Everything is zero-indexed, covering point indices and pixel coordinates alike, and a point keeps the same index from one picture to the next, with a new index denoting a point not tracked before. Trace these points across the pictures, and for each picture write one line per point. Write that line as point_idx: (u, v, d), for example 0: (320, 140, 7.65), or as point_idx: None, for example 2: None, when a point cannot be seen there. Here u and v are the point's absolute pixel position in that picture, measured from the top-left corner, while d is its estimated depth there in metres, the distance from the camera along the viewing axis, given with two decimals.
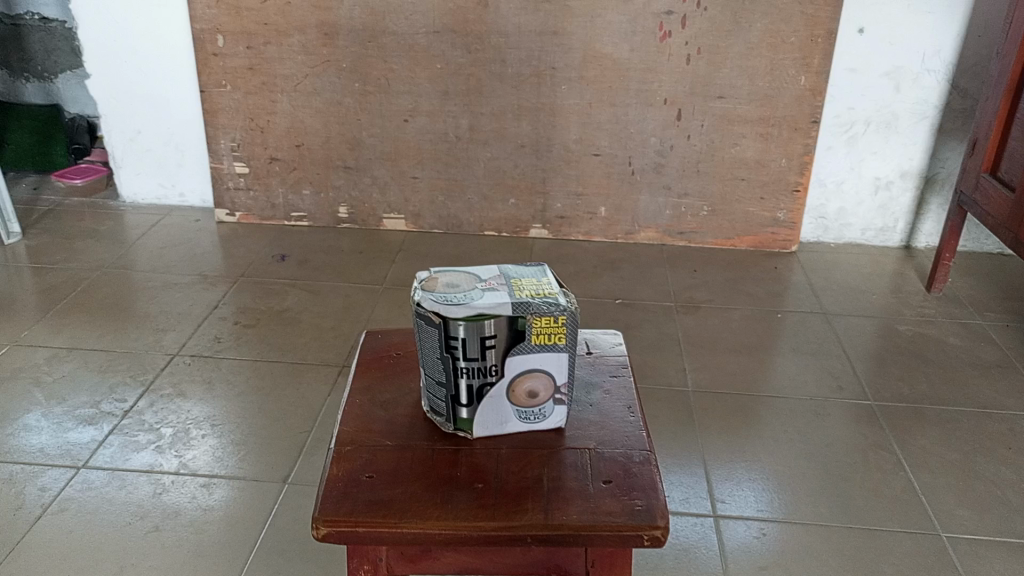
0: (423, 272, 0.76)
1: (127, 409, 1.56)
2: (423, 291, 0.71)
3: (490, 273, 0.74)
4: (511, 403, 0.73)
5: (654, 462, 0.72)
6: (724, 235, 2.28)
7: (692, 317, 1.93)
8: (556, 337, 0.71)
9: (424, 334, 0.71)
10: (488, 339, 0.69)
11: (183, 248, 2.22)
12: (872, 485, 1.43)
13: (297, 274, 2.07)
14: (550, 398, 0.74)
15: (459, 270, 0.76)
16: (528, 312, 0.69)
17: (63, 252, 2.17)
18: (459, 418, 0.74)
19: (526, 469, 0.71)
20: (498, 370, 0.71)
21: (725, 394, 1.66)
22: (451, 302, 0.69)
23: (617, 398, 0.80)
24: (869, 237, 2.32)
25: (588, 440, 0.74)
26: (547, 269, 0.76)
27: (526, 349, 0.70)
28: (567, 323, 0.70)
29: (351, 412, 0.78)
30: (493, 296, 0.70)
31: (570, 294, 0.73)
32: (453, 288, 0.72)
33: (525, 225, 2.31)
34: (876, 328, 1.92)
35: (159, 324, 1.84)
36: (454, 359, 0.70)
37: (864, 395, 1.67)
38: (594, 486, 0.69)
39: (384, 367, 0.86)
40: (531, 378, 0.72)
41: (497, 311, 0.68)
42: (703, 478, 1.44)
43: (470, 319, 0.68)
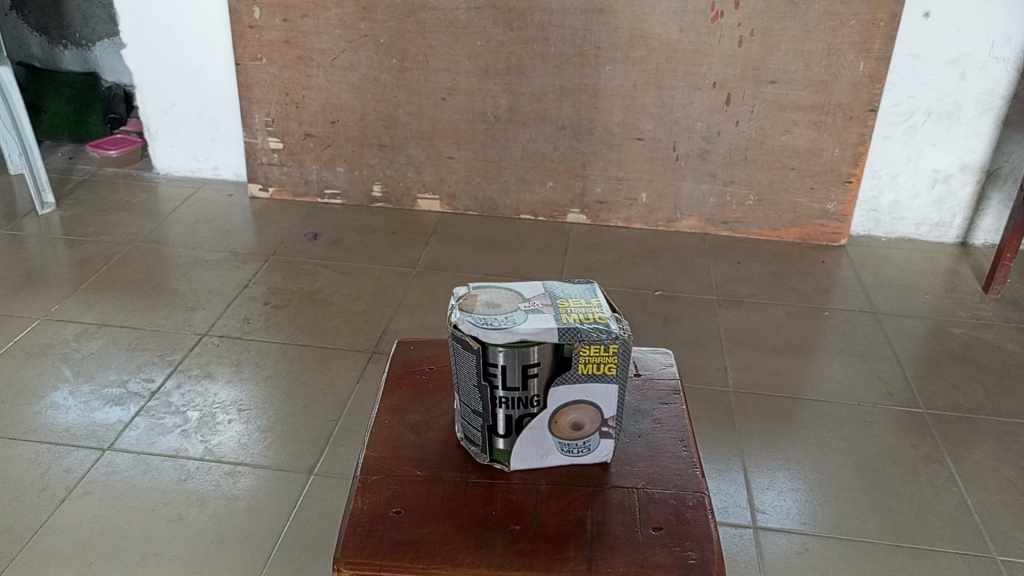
0: (461, 288, 0.71)
1: (154, 390, 1.52)
2: (461, 311, 0.66)
3: (534, 291, 0.69)
4: (553, 435, 0.68)
5: (708, 507, 0.67)
6: (770, 226, 2.19)
7: (735, 312, 1.86)
8: (605, 367, 0.65)
9: (460, 358, 0.67)
10: (530, 368, 0.64)
11: (215, 224, 2.19)
12: (923, 501, 1.35)
13: (328, 254, 2.03)
14: (596, 431, 0.69)
15: (500, 286, 0.71)
16: (577, 339, 0.64)
17: (96, 225, 2.15)
18: (495, 450, 0.69)
19: (568, 510, 0.66)
20: (540, 400, 0.66)
21: (768, 395, 1.59)
22: (491, 326, 0.64)
23: (668, 430, 0.75)
24: (924, 233, 2.21)
25: (637, 478, 0.69)
26: (596, 287, 0.71)
27: (571, 378, 0.66)
28: (619, 351, 0.65)
29: (378, 436, 0.74)
30: (537, 320, 0.65)
31: (624, 318, 0.68)
32: (494, 308, 0.67)
33: (562, 209, 2.24)
34: (929, 330, 1.83)
35: (189, 302, 1.81)
36: (492, 388, 0.66)
37: (915, 402, 1.59)
38: (643, 533, 0.64)
39: (416, 384, 0.81)
40: (576, 409, 0.67)
41: (542, 338, 0.63)
42: (742, 484, 1.37)
43: (512, 345, 0.63)
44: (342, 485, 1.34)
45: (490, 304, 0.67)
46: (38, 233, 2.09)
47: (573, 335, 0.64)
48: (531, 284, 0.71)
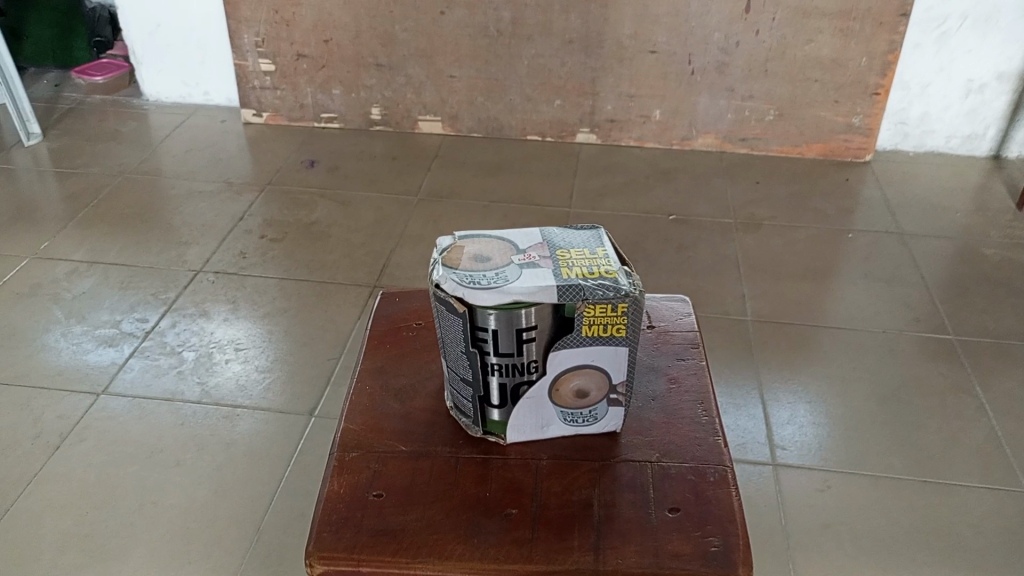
0: (447, 238, 0.63)
1: (148, 329, 1.47)
2: (444, 267, 0.59)
3: (530, 241, 0.61)
4: (554, 404, 0.62)
5: (731, 483, 0.61)
6: (791, 142, 2.07)
7: (753, 236, 1.77)
8: (613, 329, 0.58)
9: (445, 321, 0.60)
10: (525, 333, 0.58)
11: (208, 153, 2.09)
12: (950, 433, 1.28)
13: (326, 182, 1.95)
14: (603, 398, 0.62)
15: (493, 234, 0.63)
16: (579, 298, 0.56)
17: (84, 157, 2.07)
18: (488, 421, 0.63)
19: (573, 490, 0.60)
20: (538, 366, 0.60)
21: (788, 323, 1.52)
22: (478, 285, 0.57)
23: (685, 393, 0.68)
24: (954, 146, 2.09)
25: (650, 450, 0.63)
26: (602, 235, 0.63)
27: (573, 341, 0.59)
28: (629, 311, 0.58)
29: (357, 405, 0.68)
30: (532, 277, 0.57)
31: (636, 272, 0.60)
32: (483, 262, 0.59)
33: (571, 129, 2.13)
34: (958, 251, 1.74)
35: (182, 237, 1.74)
36: (482, 354, 0.59)
37: (944, 329, 1.50)
38: (657, 517, 0.58)
39: (401, 343, 0.75)
40: (579, 375, 0.61)
41: (538, 299, 0.56)
42: (761, 418, 1.30)
43: (502, 307, 0.56)
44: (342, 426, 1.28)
45: (479, 258, 0.60)
46: (25, 167, 2.01)
47: (574, 294, 0.56)
48: (529, 232, 0.64)
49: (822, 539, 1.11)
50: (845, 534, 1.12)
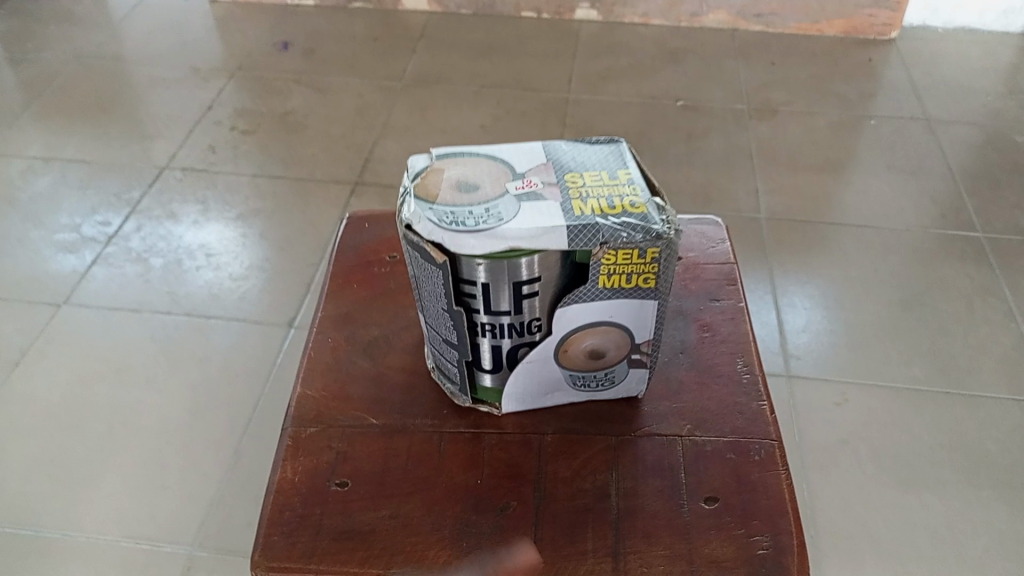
0: (421, 160, 0.51)
1: (111, 234, 1.35)
2: (418, 201, 0.47)
3: (531, 164, 0.50)
4: (562, 367, 0.52)
5: (780, 464, 0.51)
6: (810, 18, 1.90)
7: (767, 124, 1.63)
8: (640, 279, 0.47)
9: (421, 270, 0.48)
10: (525, 288, 0.47)
11: (172, 34, 1.91)
12: (977, 340, 1.19)
13: (302, 67, 1.78)
14: (622, 359, 0.52)
15: (480, 153, 0.51)
16: (597, 241, 0.45)
17: (35, 40, 1.88)
18: (478, 386, 0.53)
19: (585, 475, 0.51)
20: (542, 325, 0.49)
21: (804, 221, 1.40)
22: (463, 226, 0.45)
23: (722, 348, 0.58)
24: (986, 22, 1.92)
25: (681, 420, 0.54)
26: (625, 154, 0.51)
27: (587, 295, 0.48)
28: (660, 257, 0.46)
29: (318, 365, 0.58)
30: (533, 215, 0.45)
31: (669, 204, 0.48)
32: (469, 195, 0.47)
33: (570, 5, 1.94)
34: (988, 138, 1.61)
35: (147, 130, 1.60)
36: (470, 312, 0.48)
37: (971, 225, 1.40)
38: (691, 510, 0.48)
39: (371, 284, 0.65)
40: (593, 335, 0.50)
41: (543, 245, 0.44)
42: (774, 326, 1.21)
43: (494, 257, 0.45)
44: None
45: (464, 187, 0.48)
46: None
47: (589, 238, 0.45)
48: (529, 151, 0.51)
49: (838, 456, 1.04)
50: (865, 451, 1.05)
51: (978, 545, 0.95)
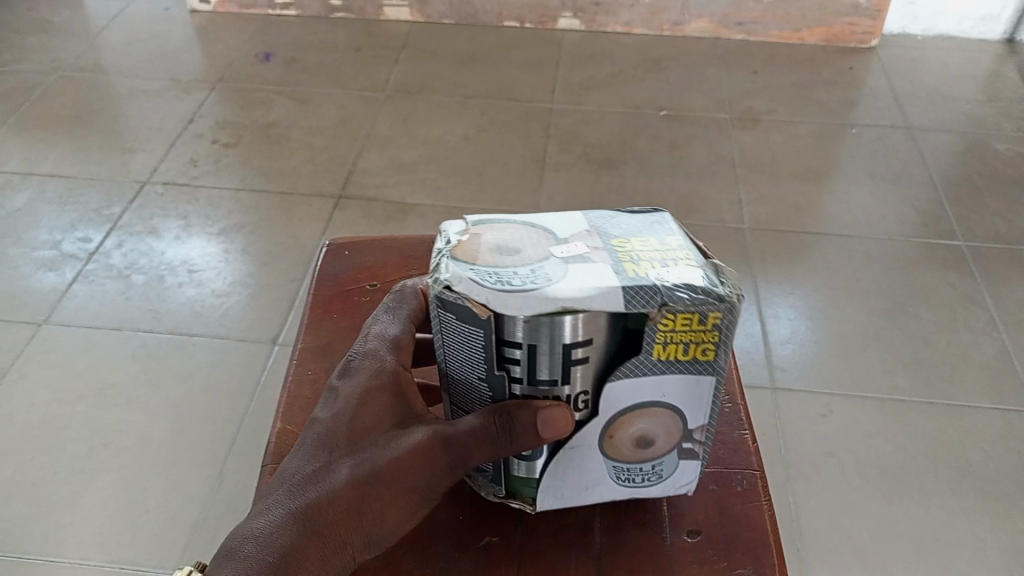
0: (454, 222, 0.46)
1: (92, 250, 1.34)
2: (455, 260, 0.42)
3: (574, 228, 0.45)
4: (604, 456, 0.46)
5: (760, 494, 0.51)
6: (792, 26, 1.91)
7: (750, 133, 1.63)
8: (698, 349, 0.42)
9: (454, 337, 0.43)
10: (576, 353, 0.41)
11: (152, 44, 1.90)
12: (959, 349, 1.20)
13: (284, 78, 1.77)
14: (671, 448, 0.46)
15: (517, 217, 0.46)
16: (655, 302, 0.40)
17: (12, 51, 1.86)
18: (512, 476, 0.47)
19: (567, 509, 0.50)
20: (588, 402, 0.44)
21: (788, 230, 1.41)
22: (508, 285, 0.40)
23: None
24: (965, 29, 1.94)
25: None
26: (671, 219, 0.47)
27: (636, 368, 0.42)
28: (721, 323, 0.41)
29: (297, 399, 0.58)
30: (585, 274, 0.40)
31: (730, 269, 0.43)
32: (512, 256, 0.42)
33: (552, 14, 1.94)
34: (968, 145, 1.62)
35: (127, 142, 1.58)
36: (510, 383, 0.43)
37: (953, 234, 1.40)
38: (673, 543, 0.48)
39: (351, 313, 0.65)
40: (642, 418, 0.45)
41: (598, 304, 0.39)
42: (758, 337, 1.21)
43: (543, 317, 0.39)
44: None
45: (505, 249, 0.43)
46: None
47: (646, 299, 0.40)
48: (568, 216, 0.47)
49: (825, 469, 1.04)
50: (850, 463, 1.05)
51: (964, 556, 0.96)
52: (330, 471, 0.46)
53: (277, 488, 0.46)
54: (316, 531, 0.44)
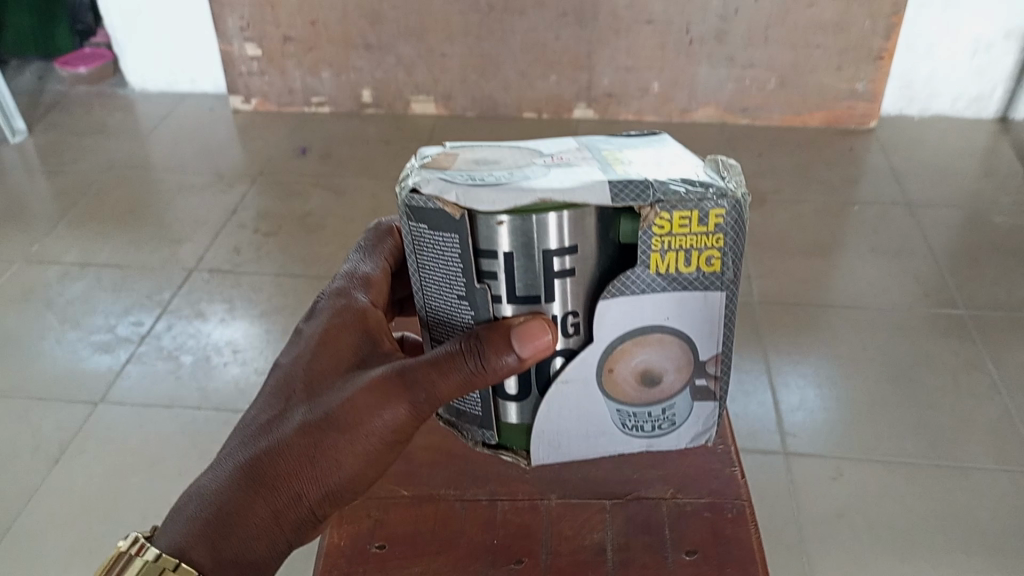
0: (438, 149, 0.52)
1: (144, 333, 1.44)
2: (429, 170, 0.47)
3: (559, 150, 0.51)
4: (612, 397, 0.53)
5: (750, 518, 0.57)
6: (794, 111, 2.02)
7: (757, 212, 1.73)
8: (698, 254, 0.48)
9: (432, 249, 0.48)
10: (555, 262, 0.47)
11: (198, 142, 2.05)
12: (964, 412, 1.25)
13: (319, 170, 1.91)
14: (674, 381, 0.53)
15: (504, 145, 0.52)
16: (648, 198, 0.45)
17: (71, 152, 2.02)
18: (504, 424, 0.55)
19: (585, 533, 0.57)
20: (579, 326, 0.50)
21: (796, 303, 1.48)
22: (482, 184, 0.45)
23: None
24: (960, 109, 2.05)
25: (665, 484, 0.60)
26: (663, 143, 0.52)
27: (640, 282, 0.49)
28: (723, 225, 0.47)
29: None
30: (563, 177, 0.46)
31: (737, 175, 0.50)
32: (490, 168, 0.48)
33: (568, 105, 2.08)
34: (967, 219, 1.70)
35: (176, 233, 1.71)
36: (493, 298, 0.49)
37: (954, 302, 1.47)
38: (675, 560, 0.55)
39: None
40: (643, 348, 0.52)
41: (569, 195, 0.44)
42: (770, 405, 1.27)
43: (516, 210, 0.45)
44: None
45: (483, 163, 0.48)
46: (13, 165, 1.97)
47: (637, 193, 0.45)
48: (557, 144, 0.52)
49: (836, 528, 1.09)
50: (861, 524, 1.10)
51: None
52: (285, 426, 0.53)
53: (239, 438, 0.54)
54: (271, 482, 0.52)
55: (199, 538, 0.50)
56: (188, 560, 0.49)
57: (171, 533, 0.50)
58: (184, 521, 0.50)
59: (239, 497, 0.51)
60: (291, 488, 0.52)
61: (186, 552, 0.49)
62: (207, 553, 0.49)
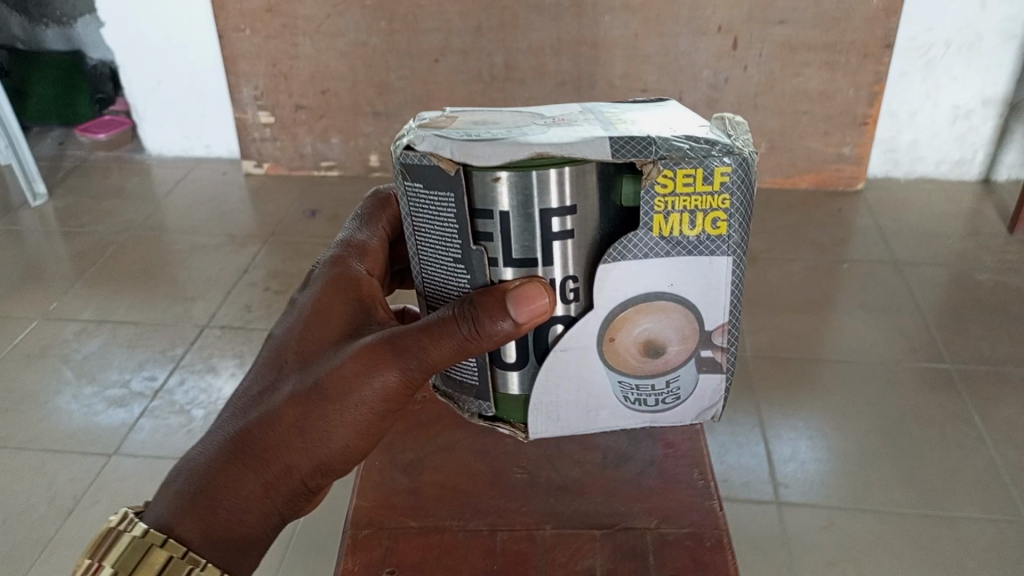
0: (436, 113, 0.56)
1: (157, 388, 1.49)
2: (425, 129, 0.51)
3: (558, 113, 0.55)
4: (614, 369, 0.56)
5: (727, 546, 0.62)
6: (784, 174, 2.10)
7: (749, 270, 1.79)
8: (703, 213, 0.51)
9: (429, 205, 0.52)
10: (555, 223, 0.51)
11: (211, 205, 2.13)
12: (951, 464, 1.29)
13: (327, 231, 1.98)
14: (675, 353, 0.56)
15: (505, 108, 0.56)
16: (650, 152, 0.49)
17: (89, 214, 2.10)
18: (502, 395, 0.58)
19: (576, 560, 0.62)
20: (578, 294, 0.54)
21: (788, 358, 1.53)
22: (477, 139, 0.49)
23: (683, 460, 0.70)
24: (944, 172, 2.13)
25: (649, 516, 0.65)
26: (667, 109, 0.56)
27: (645, 243, 0.52)
28: (728, 183, 0.50)
29: (367, 481, 0.70)
30: (560, 134, 0.50)
31: (748, 136, 0.53)
32: (486, 127, 0.52)
33: None
34: (952, 277, 1.76)
35: (188, 292, 1.77)
36: (489, 255, 0.53)
37: (940, 357, 1.52)
38: None
39: (406, 416, 0.76)
40: (645, 316, 0.54)
41: (564, 148, 0.48)
42: (763, 456, 1.31)
43: (512, 163, 0.49)
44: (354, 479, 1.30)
45: (479, 123, 0.52)
46: (32, 227, 2.05)
47: (639, 149, 0.49)
48: (558, 109, 0.56)
49: None
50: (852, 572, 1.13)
51: None
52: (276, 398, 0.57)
53: (234, 410, 0.59)
54: (262, 451, 0.56)
55: (192, 508, 0.54)
56: (176, 536, 0.53)
57: (159, 509, 0.55)
58: (173, 495, 0.55)
59: (229, 470, 0.55)
60: (280, 459, 0.56)
61: (173, 528, 0.53)
62: (195, 527, 0.54)
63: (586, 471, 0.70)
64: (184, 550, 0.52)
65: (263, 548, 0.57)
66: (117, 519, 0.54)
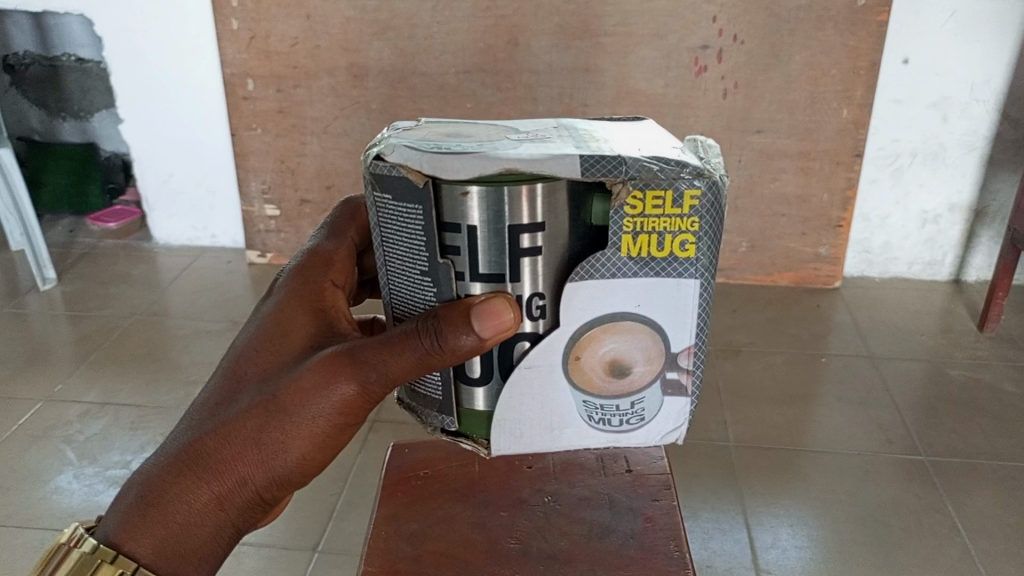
0: (407, 128, 0.62)
1: None
2: (396, 142, 0.57)
3: (530, 130, 0.61)
4: (579, 390, 0.62)
5: None
6: (765, 271, 2.21)
7: (732, 363, 1.87)
8: (671, 233, 0.57)
9: (399, 216, 0.57)
10: (524, 239, 0.57)
11: (214, 292, 2.21)
12: (927, 553, 1.34)
13: None
14: (638, 373, 0.62)
15: (479, 126, 0.63)
16: (621, 171, 0.54)
17: (95, 299, 2.18)
18: (464, 410, 0.63)
19: None
20: (545, 312, 0.60)
21: (769, 447, 1.59)
22: (447, 153, 0.55)
23: (660, 532, 0.76)
24: (917, 272, 2.24)
25: None
26: (637, 130, 0.63)
27: (615, 262, 0.58)
28: (697, 206, 0.56)
29: (374, 548, 0.76)
30: (531, 151, 0.55)
31: (718, 162, 0.59)
32: (457, 141, 0.58)
33: None
34: (925, 372, 1.84)
35: (190, 376, 1.82)
36: (456, 269, 0.58)
37: (916, 449, 1.58)
38: None
39: (410, 492, 0.83)
40: (612, 336, 0.61)
41: (530, 166, 0.54)
42: (745, 543, 1.36)
43: (481, 177, 0.54)
44: (349, 560, 1.34)
45: (449, 138, 0.58)
46: (39, 310, 2.12)
47: (609, 168, 0.54)
48: (533, 127, 0.63)
49: None
50: None
51: None
52: (228, 414, 0.63)
53: (192, 422, 0.65)
54: (217, 465, 0.63)
55: (148, 520, 0.62)
56: (125, 552, 0.61)
57: (107, 527, 0.62)
58: (125, 510, 0.62)
59: (181, 485, 0.63)
60: (232, 473, 0.63)
61: (122, 545, 0.61)
62: (147, 543, 0.62)
63: (572, 541, 0.76)
64: (134, 566, 0.61)
65: (215, 554, 0.65)
66: (67, 536, 0.63)
